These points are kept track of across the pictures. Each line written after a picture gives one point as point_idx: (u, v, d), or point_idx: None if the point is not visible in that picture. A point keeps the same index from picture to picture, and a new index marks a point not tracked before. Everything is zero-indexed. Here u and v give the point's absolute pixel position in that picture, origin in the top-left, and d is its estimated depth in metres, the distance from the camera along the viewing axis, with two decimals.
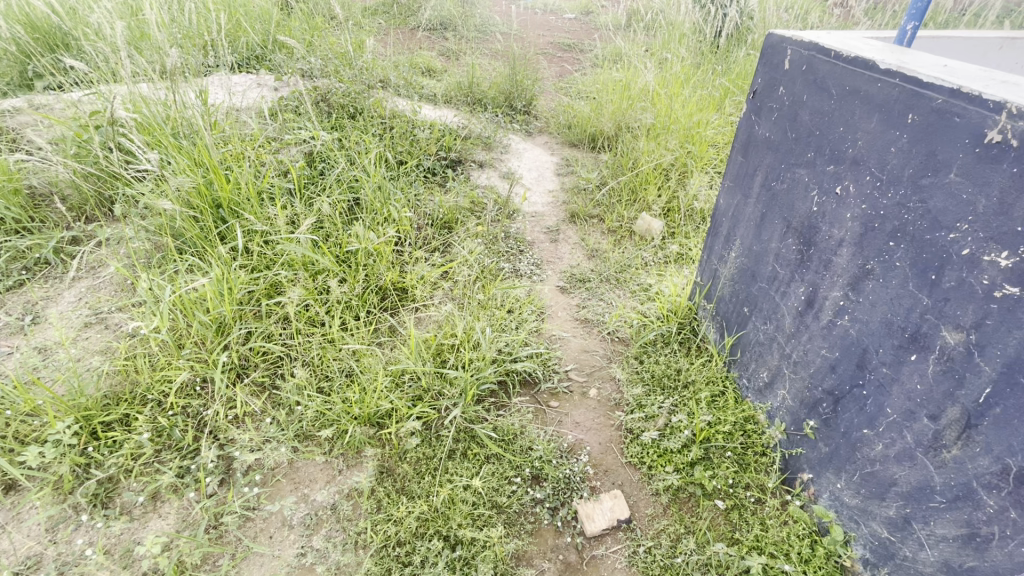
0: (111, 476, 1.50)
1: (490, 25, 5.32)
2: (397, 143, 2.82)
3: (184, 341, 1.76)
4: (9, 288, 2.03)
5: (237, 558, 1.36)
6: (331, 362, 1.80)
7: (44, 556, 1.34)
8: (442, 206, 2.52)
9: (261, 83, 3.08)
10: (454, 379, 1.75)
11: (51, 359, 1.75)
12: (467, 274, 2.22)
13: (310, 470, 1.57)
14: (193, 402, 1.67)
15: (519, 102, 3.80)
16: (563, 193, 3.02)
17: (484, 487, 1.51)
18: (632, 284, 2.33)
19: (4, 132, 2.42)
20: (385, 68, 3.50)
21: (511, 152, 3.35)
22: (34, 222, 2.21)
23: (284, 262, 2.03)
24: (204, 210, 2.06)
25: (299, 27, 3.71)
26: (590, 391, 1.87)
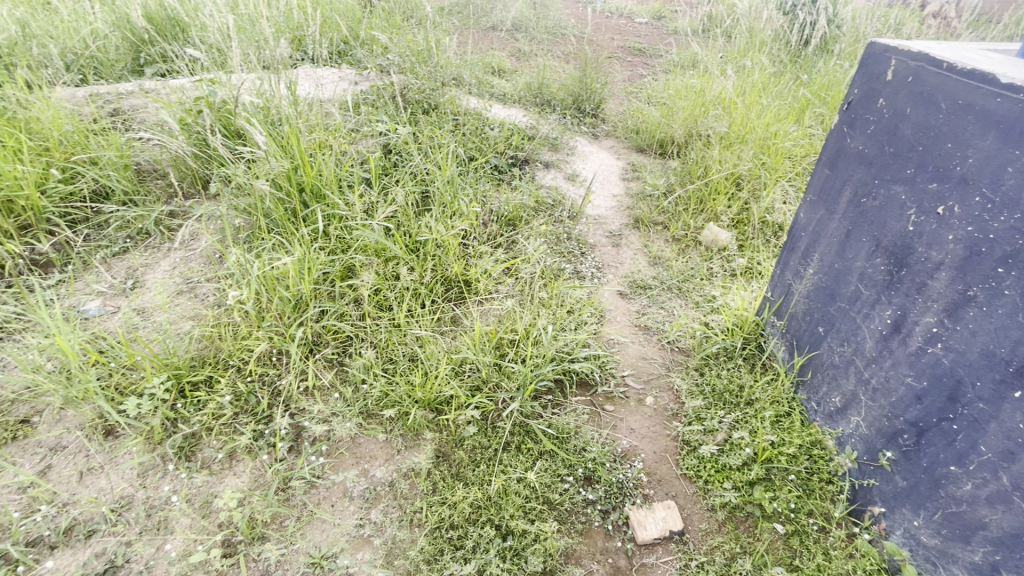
0: (194, 432, 1.63)
1: (563, 27, 5.32)
2: (469, 140, 2.89)
3: (265, 313, 1.88)
4: (114, 253, 2.24)
5: (302, 522, 1.45)
6: (397, 346, 1.87)
7: (136, 498, 1.48)
8: (507, 204, 2.57)
9: (343, 77, 3.23)
10: (513, 373, 1.78)
11: (149, 322, 1.92)
12: (531, 272, 2.24)
13: (372, 446, 1.64)
14: (269, 371, 1.78)
15: (587, 105, 3.79)
16: (627, 199, 2.98)
17: (538, 481, 1.53)
18: (696, 294, 2.28)
19: (120, 113, 2.66)
20: (458, 67, 3.59)
21: (577, 154, 3.32)
22: (139, 195, 2.42)
23: (359, 247, 2.13)
24: (291, 193, 2.19)
25: (380, 24, 3.86)
26: (646, 399, 1.84)
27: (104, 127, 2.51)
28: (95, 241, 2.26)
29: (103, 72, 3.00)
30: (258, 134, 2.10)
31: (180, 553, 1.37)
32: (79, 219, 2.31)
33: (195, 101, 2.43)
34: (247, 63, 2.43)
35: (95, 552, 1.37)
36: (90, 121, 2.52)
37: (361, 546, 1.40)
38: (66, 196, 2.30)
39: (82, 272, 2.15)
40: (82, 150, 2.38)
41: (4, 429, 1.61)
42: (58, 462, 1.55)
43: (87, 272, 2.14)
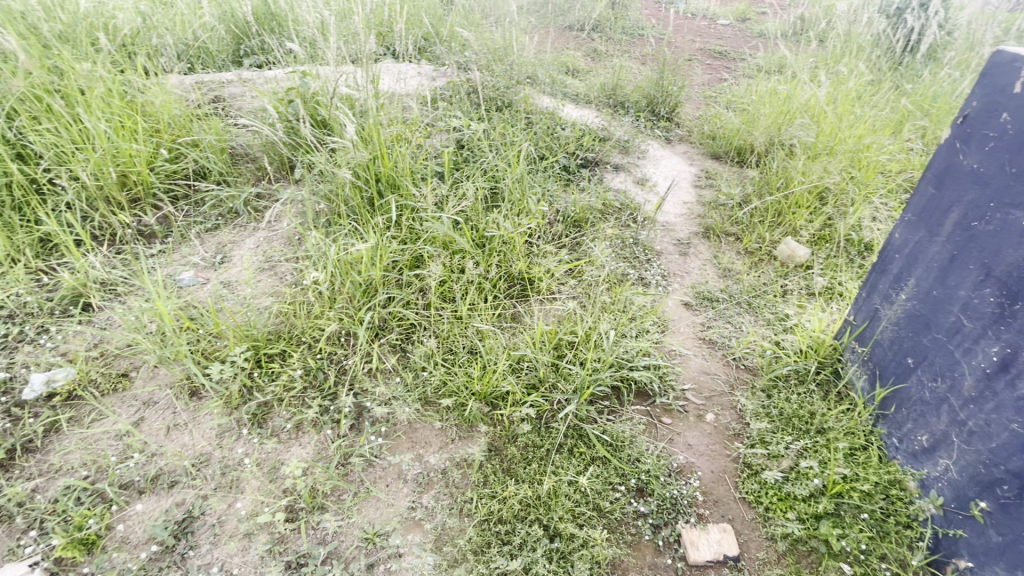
0: (267, 401, 1.74)
1: (641, 27, 5.19)
2: (540, 139, 2.90)
3: (337, 295, 1.97)
4: (207, 229, 2.42)
5: (358, 497, 1.51)
6: (458, 337, 1.90)
7: (213, 456, 1.60)
8: (574, 205, 2.54)
9: (421, 72, 3.32)
10: (571, 375, 1.77)
11: (234, 295, 2.06)
12: (595, 274, 2.22)
13: (428, 432, 1.69)
14: (337, 351, 1.87)
15: (662, 108, 3.66)
16: (698, 207, 2.86)
17: (589, 487, 1.51)
18: (767, 312, 2.16)
19: (221, 100, 2.87)
20: (533, 66, 3.67)
21: (648, 157, 3.22)
22: (232, 176, 2.60)
23: (427, 239, 2.18)
24: (369, 182, 2.28)
25: (460, 22, 3.94)
26: (706, 416, 1.77)
27: (207, 112, 2.71)
28: (192, 216, 2.46)
29: (208, 62, 3.25)
30: (351, 121, 2.21)
31: (249, 512, 1.47)
32: (180, 195, 2.52)
33: (286, 91, 2.60)
34: (338, 57, 2.56)
35: (176, 501, 1.49)
36: (195, 106, 2.74)
37: (411, 528, 1.45)
38: (171, 174, 2.52)
39: (179, 244, 2.34)
40: (187, 133, 2.59)
41: (106, 380, 1.79)
42: (150, 416, 1.70)
43: (183, 244, 2.33)
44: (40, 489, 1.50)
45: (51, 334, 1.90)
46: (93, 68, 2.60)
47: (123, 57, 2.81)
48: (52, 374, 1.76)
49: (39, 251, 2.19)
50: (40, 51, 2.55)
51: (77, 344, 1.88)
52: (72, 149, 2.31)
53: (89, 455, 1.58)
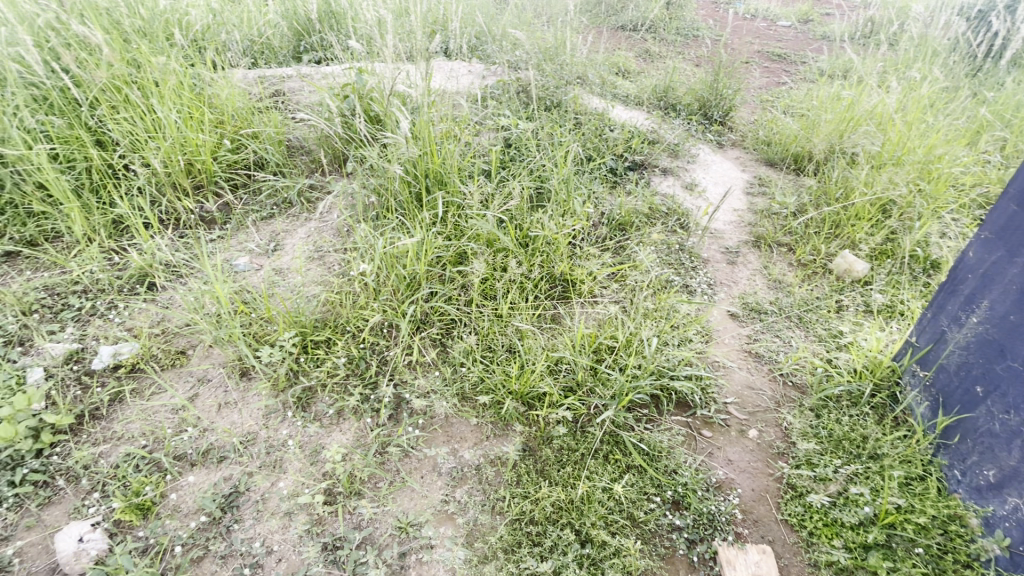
0: (312, 386, 1.80)
1: (696, 28, 5.06)
2: (588, 141, 2.87)
3: (382, 287, 2.01)
4: (263, 217, 2.53)
5: (394, 486, 1.55)
6: (497, 335, 1.91)
7: (259, 435, 1.67)
8: (620, 208, 2.50)
9: (472, 70, 3.34)
10: (610, 381, 1.74)
11: (285, 282, 2.14)
12: (638, 279, 2.18)
13: (463, 427, 1.70)
14: (379, 341, 1.91)
15: (715, 111, 3.56)
16: (749, 215, 2.76)
17: (624, 495, 1.49)
18: (819, 327, 2.07)
19: (280, 94, 2.99)
20: (583, 66, 3.63)
21: (698, 162, 3.12)
22: (287, 168, 2.70)
23: (472, 236, 2.20)
24: (418, 178, 2.32)
25: (512, 22, 3.95)
26: (749, 431, 1.71)
27: (267, 106, 2.83)
28: (250, 205, 2.57)
29: (270, 57, 3.38)
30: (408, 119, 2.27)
31: (290, 492, 1.53)
32: (239, 184, 2.64)
33: (342, 87, 2.68)
34: (395, 55, 2.62)
35: (224, 476, 1.57)
36: (257, 100, 2.86)
37: (444, 521, 1.47)
38: (232, 164, 2.64)
39: (236, 231, 2.45)
40: (249, 125, 2.70)
41: (166, 356, 1.89)
42: (204, 393, 1.80)
43: (240, 231, 2.44)
44: (104, 454, 1.61)
45: (119, 310, 2.04)
46: (167, 61, 2.73)
47: (194, 51, 2.94)
48: (118, 347, 1.88)
49: (112, 232, 2.34)
50: (121, 44, 2.69)
51: (142, 320, 2.00)
52: (145, 137, 2.45)
53: (148, 426, 1.68)
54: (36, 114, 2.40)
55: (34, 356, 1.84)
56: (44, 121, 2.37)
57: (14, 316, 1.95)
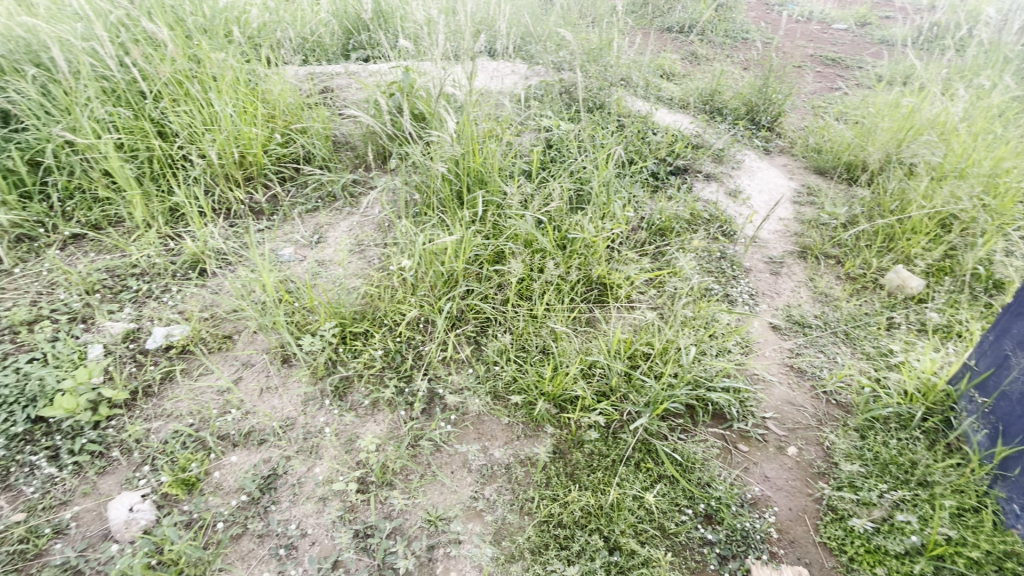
0: (349, 376, 1.85)
1: (746, 31, 4.92)
2: (630, 143, 2.84)
3: (420, 283, 2.04)
4: (308, 210, 2.61)
5: (424, 480, 1.57)
6: (532, 335, 1.91)
7: (297, 421, 1.72)
8: (661, 213, 2.46)
9: (515, 70, 3.35)
10: (644, 388, 1.71)
11: (327, 273, 2.20)
12: (678, 286, 2.14)
13: (494, 426, 1.71)
14: (416, 336, 1.94)
15: (763, 117, 3.45)
16: (796, 224, 2.67)
17: (655, 505, 1.47)
18: (868, 345, 1.98)
19: (329, 91, 3.07)
20: (628, 67, 3.58)
21: (743, 168, 3.04)
22: (333, 162, 2.78)
23: (510, 235, 2.21)
24: (459, 176, 2.35)
25: (557, 23, 3.93)
26: (788, 448, 1.66)
27: (316, 102, 2.91)
28: (296, 197, 2.65)
29: (320, 55, 3.48)
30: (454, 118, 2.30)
31: (325, 478, 1.57)
32: (287, 177, 2.73)
33: (389, 85, 2.73)
34: (442, 55, 2.66)
35: (264, 458, 1.62)
36: (306, 96, 2.95)
37: (472, 517, 1.48)
38: (281, 157, 2.73)
39: (283, 222, 2.54)
40: (298, 120, 2.79)
41: (214, 340, 1.98)
42: (247, 376, 1.87)
43: (287, 222, 2.53)
44: (154, 429, 1.70)
45: (173, 294, 2.14)
46: (225, 57, 2.84)
47: (250, 48, 3.05)
48: (171, 329, 1.97)
49: (169, 219, 2.46)
50: (184, 41, 2.81)
51: (193, 304, 2.09)
52: (202, 130, 2.56)
53: (195, 406, 1.76)
54: (104, 105, 2.54)
55: (94, 334, 1.95)
56: (112, 112, 2.51)
57: (79, 295, 2.08)
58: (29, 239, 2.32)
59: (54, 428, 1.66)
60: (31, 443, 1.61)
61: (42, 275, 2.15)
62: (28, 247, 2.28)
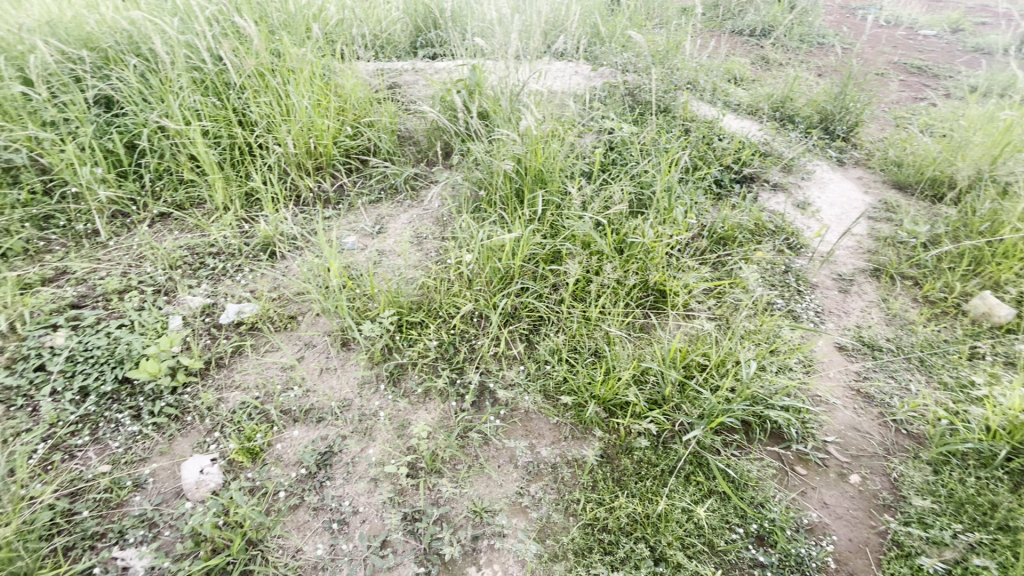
0: (403, 363, 1.90)
1: (823, 35, 4.69)
2: (694, 148, 2.76)
3: (476, 278, 2.07)
4: (371, 201, 2.70)
5: (472, 471, 1.60)
6: (585, 338, 1.90)
7: (353, 403, 1.79)
8: (724, 221, 2.38)
9: (579, 71, 3.33)
10: (700, 400, 1.67)
11: (387, 263, 2.27)
12: (739, 298, 2.07)
13: (542, 425, 1.72)
14: (469, 329, 1.97)
15: (838, 126, 3.28)
16: (869, 241, 2.52)
17: (705, 520, 1.43)
18: (947, 374, 1.84)
19: (397, 87, 3.18)
20: (695, 71, 3.49)
21: (813, 179, 2.90)
22: (397, 156, 2.86)
23: (567, 236, 2.21)
24: (521, 175, 2.36)
25: (623, 24, 3.88)
26: (850, 476, 1.58)
27: (385, 97, 3.02)
28: (361, 188, 2.76)
29: (389, 51, 3.59)
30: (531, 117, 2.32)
31: (378, 460, 1.62)
32: (353, 168, 2.84)
33: (455, 82, 2.79)
34: (511, 53, 2.69)
35: (321, 435, 1.70)
36: (375, 91, 3.06)
37: (517, 513, 1.50)
38: (349, 149, 2.84)
39: (348, 211, 2.65)
40: (367, 114, 2.89)
41: (280, 319, 2.08)
42: (309, 356, 1.96)
43: (351, 212, 2.63)
44: (224, 399, 1.81)
45: (245, 273, 2.28)
46: (304, 52, 2.97)
47: (327, 44, 3.18)
48: (242, 307, 2.10)
49: (245, 203, 2.61)
50: (268, 36, 2.98)
51: (263, 285, 2.22)
52: (279, 120, 2.70)
53: (261, 380, 1.87)
54: (195, 94, 2.72)
55: (175, 306, 2.10)
56: (201, 100, 2.69)
57: (163, 269, 2.25)
58: (123, 215, 2.53)
59: (137, 390, 1.80)
60: (118, 401, 1.76)
61: (133, 249, 2.34)
62: (121, 222, 2.48)
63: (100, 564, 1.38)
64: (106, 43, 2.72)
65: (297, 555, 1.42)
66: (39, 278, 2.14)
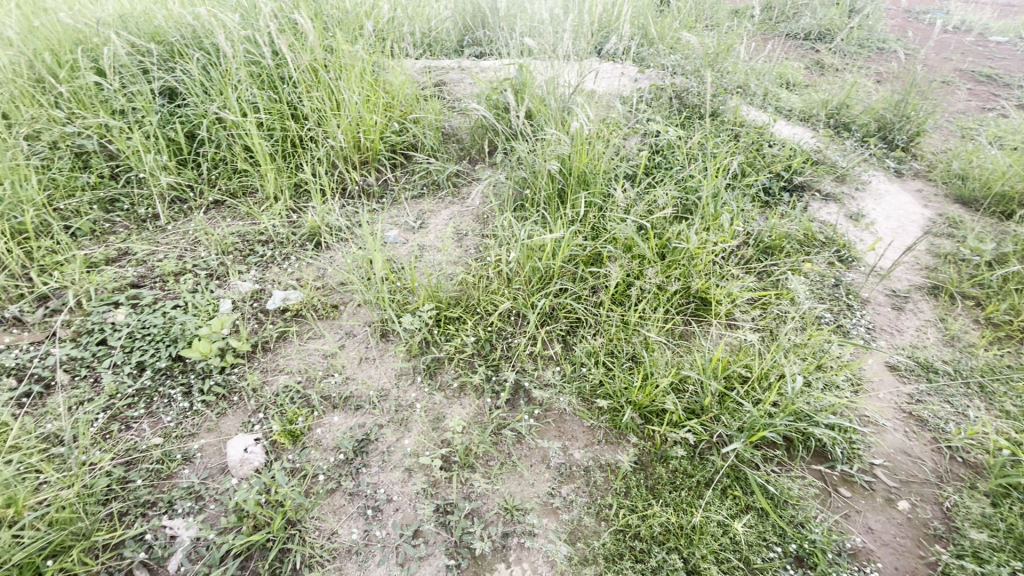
0: (440, 358, 1.92)
1: (884, 40, 4.49)
2: (743, 154, 2.69)
3: (515, 277, 2.08)
4: (414, 197, 2.75)
5: (504, 468, 1.61)
6: (623, 343, 1.88)
7: (391, 393, 1.83)
8: (771, 230, 2.31)
9: (625, 72, 3.29)
10: (740, 412, 1.63)
11: (428, 258, 2.31)
12: (785, 310, 2.00)
13: (576, 427, 1.71)
14: (506, 328, 1.98)
15: (898, 136, 3.12)
16: (927, 257, 2.40)
17: (742, 536, 1.40)
18: (1009, 402, 1.73)
19: (443, 85, 3.22)
20: (746, 75, 3.39)
21: (868, 191, 2.77)
22: (441, 153, 2.90)
23: (608, 238, 2.19)
24: (563, 176, 2.35)
25: (672, 26, 3.82)
26: (899, 502, 1.51)
27: (431, 95, 3.07)
28: (405, 183, 2.81)
29: (437, 50, 3.64)
30: (583, 116, 2.30)
31: (413, 451, 1.65)
32: (398, 163, 2.90)
33: (500, 81, 2.81)
34: (560, 53, 2.68)
35: (358, 423, 1.74)
36: (422, 89, 3.11)
37: (548, 513, 1.50)
38: (395, 145, 2.89)
39: (391, 206, 2.70)
40: (414, 111, 2.94)
41: (323, 308, 2.14)
42: (349, 345, 2.01)
43: (394, 206, 2.69)
44: (268, 382, 1.88)
45: (292, 262, 2.35)
46: (355, 48, 3.03)
47: (377, 41, 3.24)
48: (288, 294, 2.17)
49: (294, 194, 2.70)
50: (322, 32, 3.06)
51: (308, 274, 2.29)
52: (330, 114, 2.77)
53: (304, 366, 1.93)
54: (252, 87, 2.82)
55: (226, 290, 2.19)
56: (257, 94, 2.78)
57: (216, 255, 2.35)
58: (181, 201, 2.66)
59: (189, 368, 1.89)
60: (171, 378, 1.85)
61: (189, 233, 2.45)
62: (179, 208, 2.61)
63: (150, 531, 1.46)
64: (172, 37, 2.85)
65: (332, 537, 1.46)
66: (104, 257, 2.27)
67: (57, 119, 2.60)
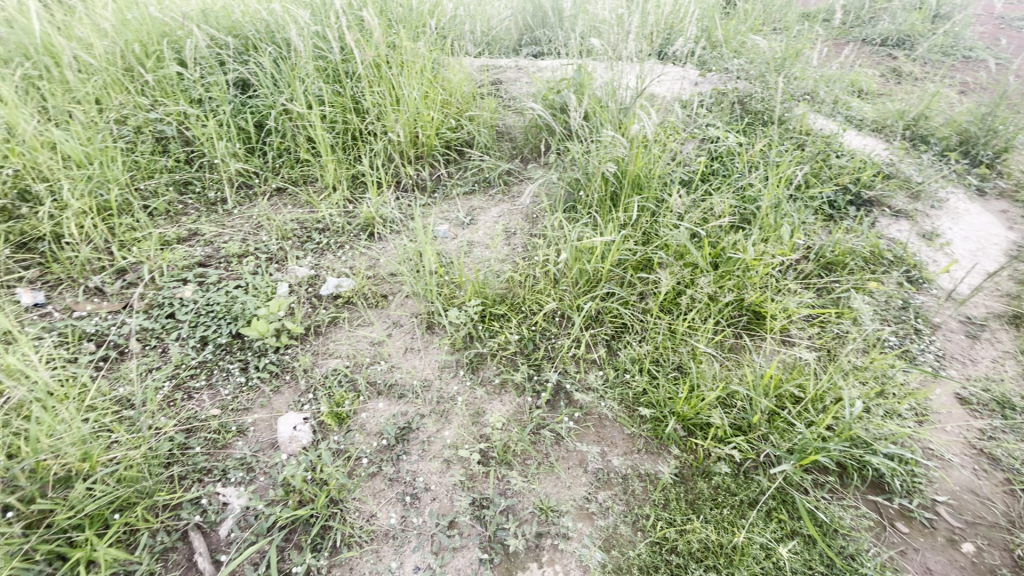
0: (483, 353, 1.94)
1: (971, 47, 4.18)
2: (807, 164, 2.57)
3: (562, 278, 2.07)
4: (465, 193, 2.78)
5: (541, 468, 1.61)
6: (669, 352, 1.84)
7: (434, 384, 1.86)
8: (835, 245, 2.20)
9: (685, 75, 3.20)
10: (791, 433, 1.56)
11: (476, 253, 2.34)
12: (845, 330, 1.90)
13: (616, 433, 1.69)
14: (551, 328, 1.98)
15: (982, 151, 2.90)
16: (1010, 284, 2.22)
17: (786, 562, 1.34)
18: None
19: (500, 84, 3.25)
20: (814, 82, 3.24)
21: (945, 209, 2.59)
22: (494, 150, 2.93)
23: (660, 245, 2.14)
24: (617, 178, 2.32)
25: (737, 29, 3.70)
26: (962, 544, 1.41)
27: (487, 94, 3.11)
28: (457, 179, 2.85)
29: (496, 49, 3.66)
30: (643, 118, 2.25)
31: (452, 443, 1.68)
32: (451, 159, 2.94)
33: (558, 82, 2.81)
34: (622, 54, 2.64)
35: (401, 411, 1.78)
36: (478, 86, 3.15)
37: (584, 517, 1.49)
38: (450, 141, 2.94)
39: (443, 200, 2.75)
40: (470, 108, 2.98)
41: (373, 297, 2.21)
42: (396, 335, 2.06)
43: (446, 201, 2.73)
44: (318, 364, 1.95)
45: (346, 251, 2.44)
46: (417, 45, 3.08)
47: (438, 38, 3.28)
48: (340, 281, 2.24)
49: (351, 184, 2.79)
50: (387, 29, 3.14)
51: (361, 263, 2.36)
52: (389, 109, 2.83)
53: (352, 351, 1.99)
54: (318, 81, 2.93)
55: (284, 274, 2.29)
56: (323, 87, 2.89)
57: (276, 240, 2.46)
58: (247, 187, 2.80)
59: (247, 345, 1.99)
60: (230, 354, 1.96)
61: (252, 218, 2.58)
62: (246, 193, 2.75)
63: (205, 496, 1.55)
64: (248, 31, 3.00)
65: (371, 520, 1.51)
66: (177, 236, 2.43)
67: (142, 106, 2.80)
